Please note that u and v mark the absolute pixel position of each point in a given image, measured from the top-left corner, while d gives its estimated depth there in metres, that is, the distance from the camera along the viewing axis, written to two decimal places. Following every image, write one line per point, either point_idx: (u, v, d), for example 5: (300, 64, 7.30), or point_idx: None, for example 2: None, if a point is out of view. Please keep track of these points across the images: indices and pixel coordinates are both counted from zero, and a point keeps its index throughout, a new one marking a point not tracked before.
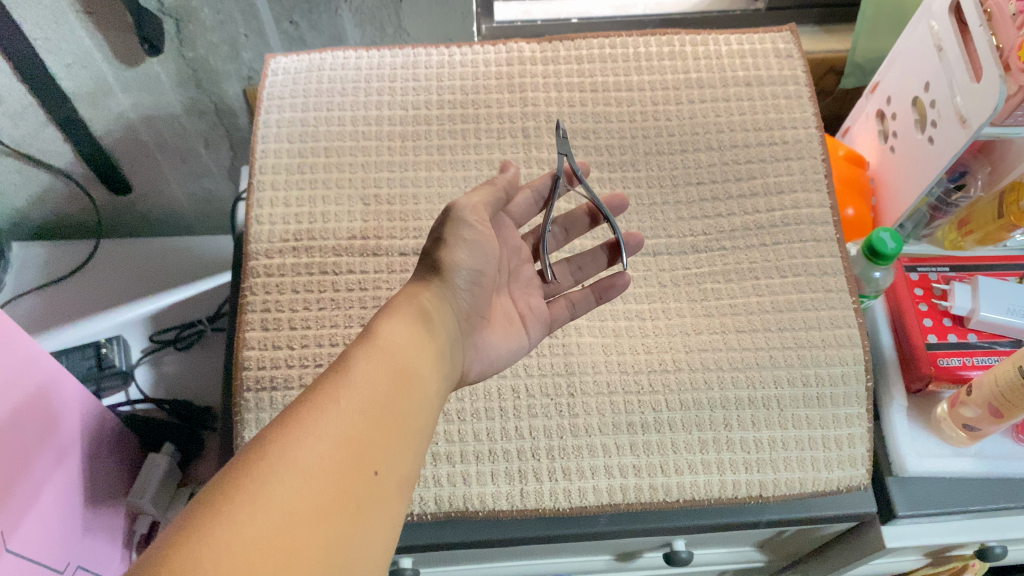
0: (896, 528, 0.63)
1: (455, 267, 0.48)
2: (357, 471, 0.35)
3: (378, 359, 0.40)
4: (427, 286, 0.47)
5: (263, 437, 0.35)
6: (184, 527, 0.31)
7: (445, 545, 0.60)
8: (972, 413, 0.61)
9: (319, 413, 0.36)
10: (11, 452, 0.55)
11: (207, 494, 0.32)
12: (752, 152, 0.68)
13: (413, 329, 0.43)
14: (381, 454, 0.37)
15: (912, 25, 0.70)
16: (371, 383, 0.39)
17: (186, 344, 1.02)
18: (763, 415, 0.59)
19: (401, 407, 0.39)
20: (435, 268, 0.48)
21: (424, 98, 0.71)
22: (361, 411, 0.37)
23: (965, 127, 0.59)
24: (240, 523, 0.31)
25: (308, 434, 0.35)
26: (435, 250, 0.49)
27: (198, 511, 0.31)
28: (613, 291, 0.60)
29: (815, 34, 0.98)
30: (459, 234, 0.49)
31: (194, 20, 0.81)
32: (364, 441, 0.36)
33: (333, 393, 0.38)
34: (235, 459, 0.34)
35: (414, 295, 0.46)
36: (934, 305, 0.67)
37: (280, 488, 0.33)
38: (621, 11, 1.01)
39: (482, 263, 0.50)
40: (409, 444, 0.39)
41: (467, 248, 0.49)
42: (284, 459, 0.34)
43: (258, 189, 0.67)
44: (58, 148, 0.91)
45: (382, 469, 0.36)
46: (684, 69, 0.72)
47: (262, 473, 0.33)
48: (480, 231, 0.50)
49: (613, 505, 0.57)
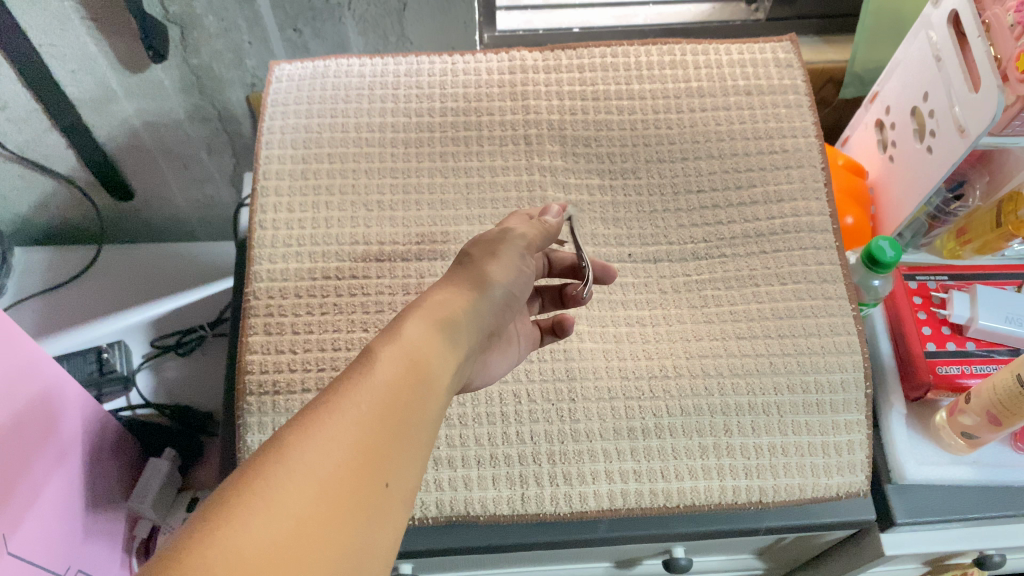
0: (894, 535, 0.64)
1: (496, 282, 0.48)
2: (370, 481, 0.35)
3: (400, 364, 0.40)
4: (461, 290, 0.47)
5: (280, 435, 0.35)
6: (197, 526, 0.31)
7: (446, 550, 0.60)
8: (971, 421, 0.61)
9: (339, 417, 0.36)
10: (14, 457, 0.56)
11: (219, 496, 0.32)
12: (753, 160, 0.69)
13: (438, 333, 0.43)
14: (393, 464, 0.37)
15: (912, 36, 0.71)
16: (392, 390, 0.38)
17: (186, 349, 1.02)
18: (763, 422, 0.59)
19: (416, 416, 0.39)
20: (475, 277, 0.48)
21: (427, 105, 0.72)
22: (378, 418, 0.37)
23: (964, 137, 0.60)
24: (252, 529, 0.31)
25: (326, 441, 0.35)
26: (481, 262, 0.49)
27: (211, 514, 0.31)
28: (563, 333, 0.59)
29: (814, 44, 1.00)
30: (510, 255, 0.50)
31: (199, 27, 0.81)
32: (379, 450, 0.36)
33: (355, 397, 0.37)
34: (250, 458, 0.33)
35: (445, 298, 0.45)
36: (933, 314, 0.68)
37: (294, 493, 0.32)
38: (622, 20, 1.02)
39: (519, 287, 0.50)
40: (420, 454, 0.39)
41: (513, 269, 0.50)
42: (301, 464, 0.33)
43: (261, 195, 0.67)
44: (62, 153, 0.91)
45: (393, 480, 0.36)
46: (685, 79, 0.73)
47: (277, 477, 0.33)
48: (524, 258, 0.52)
49: (613, 510, 0.57)
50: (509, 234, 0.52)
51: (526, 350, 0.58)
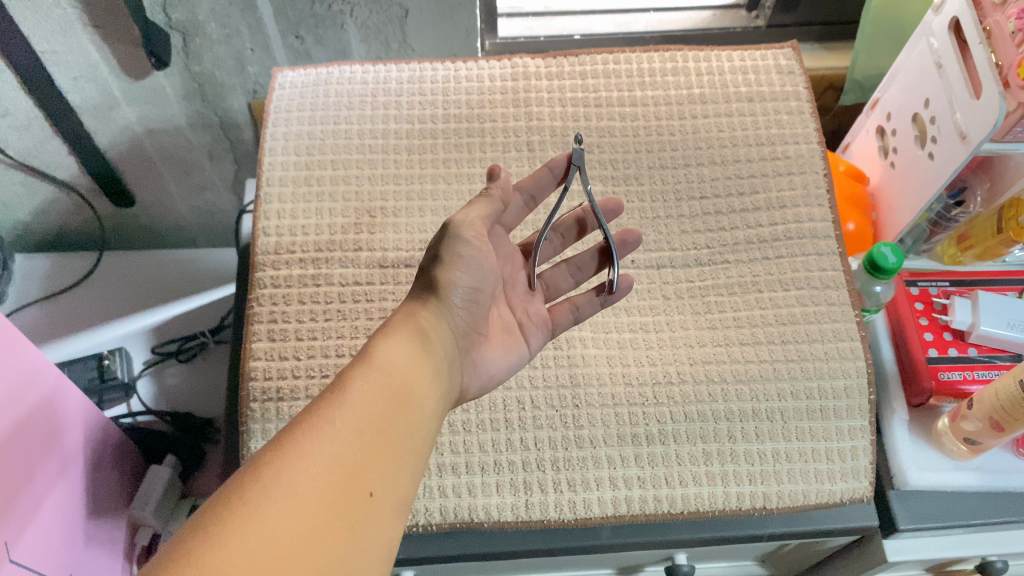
0: (896, 541, 0.63)
1: (451, 285, 0.49)
2: (353, 492, 0.36)
3: (374, 379, 0.41)
4: (425, 303, 0.48)
5: (256, 459, 0.36)
6: (178, 550, 0.31)
7: (448, 558, 0.59)
8: (973, 426, 0.61)
9: (315, 435, 0.37)
10: (16, 464, 0.55)
11: (201, 519, 0.33)
12: (755, 167, 0.69)
13: (409, 348, 0.44)
14: (377, 475, 0.37)
15: (913, 43, 0.71)
16: (368, 404, 0.40)
17: (188, 356, 1.02)
18: (767, 427, 0.59)
19: (398, 427, 0.40)
20: (432, 286, 0.49)
21: (430, 112, 0.72)
22: (356, 430, 0.38)
23: (965, 143, 0.60)
24: (232, 546, 0.32)
25: (304, 458, 0.36)
26: (430, 268, 0.49)
27: (192, 535, 0.32)
28: (617, 297, 0.60)
29: (814, 51, 1.01)
30: (455, 250, 0.49)
31: (202, 34, 0.82)
32: (360, 462, 0.37)
33: (330, 414, 0.38)
34: (230, 482, 0.35)
35: (412, 314, 0.47)
36: (934, 319, 0.68)
37: (273, 511, 0.33)
38: (623, 27, 1.03)
39: (480, 280, 0.51)
40: (406, 464, 0.40)
41: (464, 266, 0.49)
42: (279, 482, 0.34)
43: (265, 202, 0.67)
44: (63, 160, 0.91)
45: (378, 489, 0.37)
46: (687, 85, 0.73)
47: (256, 497, 0.34)
48: (477, 247, 0.50)
49: (618, 517, 0.57)
50: (454, 225, 0.49)
51: (541, 338, 0.58)
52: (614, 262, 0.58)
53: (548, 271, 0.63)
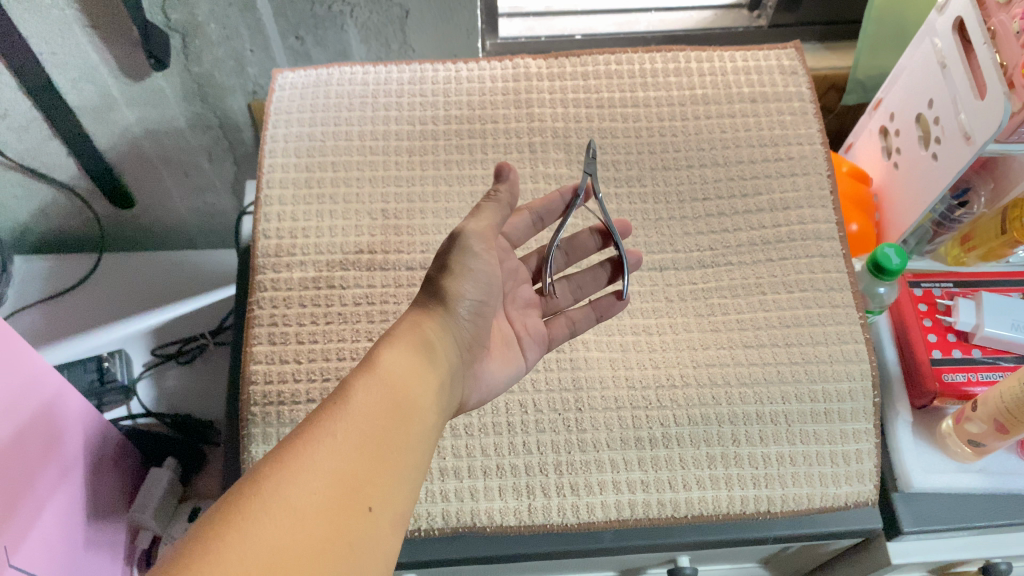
0: (900, 543, 0.63)
1: (457, 297, 0.49)
2: (351, 506, 0.35)
3: (376, 390, 0.41)
4: (429, 313, 0.48)
5: (257, 470, 0.35)
6: (175, 560, 0.31)
7: (449, 562, 0.59)
8: (977, 429, 0.60)
9: (316, 447, 0.37)
10: (16, 472, 0.55)
11: (195, 533, 0.33)
12: (758, 168, 0.68)
13: (413, 358, 0.44)
14: (376, 489, 0.37)
15: (916, 42, 0.71)
16: (369, 416, 0.39)
17: (188, 358, 1.02)
18: (771, 431, 0.59)
19: (398, 441, 0.40)
20: (438, 296, 0.49)
21: (431, 113, 0.72)
22: (356, 442, 0.38)
23: (970, 144, 0.60)
24: (227, 561, 0.31)
25: (302, 471, 0.35)
26: (436, 278, 0.49)
27: (186, 550, 0.32)
28: (613, 309, 0.60)
29: (817, 51, 1.01)
30: (464, 264, 0.49)
31: (200, 34, 0.81)
32: (359, 476, 0.37)
33: (330, 426, 0.38)
34: (229, 493, 0.34)
35: (417, 324, 0.47)
36: (938, 321, 0.68)
37: (270, 524, 0.33)
38: (624, 27, 1.03)
39: (486, 294, 0.51)
40: (405, 479, 0.39)
41: (471, 280, 0.50)
42: (277, 495, 0.34)
43: (265, 204, 0.67)
44: (61, 160, 0.90)
45: (376, 505, 0.36)
46: (690, 86, 0.72)
47: (254, 509, 0.33)
48: (484, 261, 0.51)
49: (621, 521, 0.57)
50: (467, 239, 0.49)
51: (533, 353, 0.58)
52: (626, 274, 0.60)
53: (577, 274, 0.64)
